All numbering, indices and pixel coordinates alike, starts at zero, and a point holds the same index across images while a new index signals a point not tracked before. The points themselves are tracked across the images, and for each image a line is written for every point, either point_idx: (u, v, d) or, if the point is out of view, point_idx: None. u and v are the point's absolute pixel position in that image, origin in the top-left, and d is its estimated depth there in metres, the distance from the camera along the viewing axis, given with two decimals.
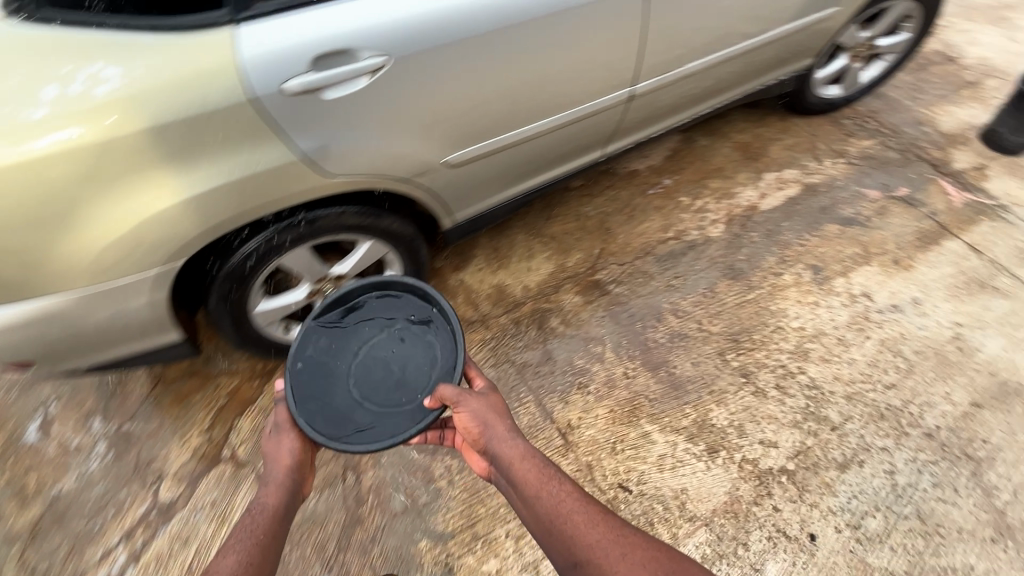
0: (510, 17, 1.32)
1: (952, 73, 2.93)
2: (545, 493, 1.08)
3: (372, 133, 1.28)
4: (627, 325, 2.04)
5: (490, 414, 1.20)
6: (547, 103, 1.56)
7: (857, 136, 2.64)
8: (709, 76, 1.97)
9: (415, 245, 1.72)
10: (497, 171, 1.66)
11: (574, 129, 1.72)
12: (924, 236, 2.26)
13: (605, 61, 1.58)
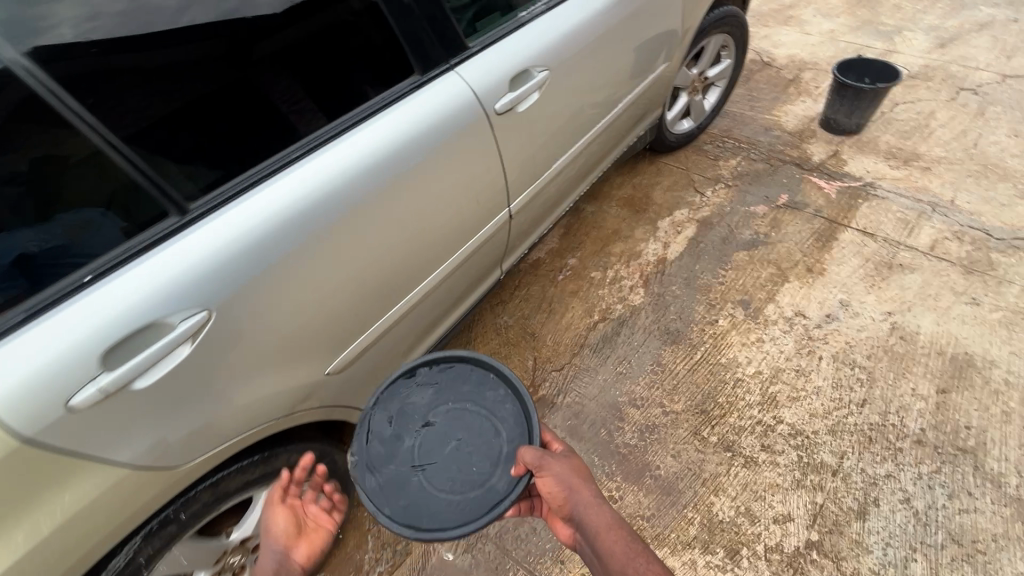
0: (353, 197, 1.14)
1: (774, 76, 3.17)
2: (633, 571, 0.95)
3: (223, 393, 1.01)
4: (592, 437, 1.83)
5: (575, 478, 1.08)
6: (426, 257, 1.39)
7: (723, 158, 2.72)
8: (577, 161, 1.93)
9: (330, 460, 1.42)
10: (395, 344, 1.45)
11: (464, 267, 1.58)
12: (821, 235, 2.31)
13: (473, 195, 1.45)
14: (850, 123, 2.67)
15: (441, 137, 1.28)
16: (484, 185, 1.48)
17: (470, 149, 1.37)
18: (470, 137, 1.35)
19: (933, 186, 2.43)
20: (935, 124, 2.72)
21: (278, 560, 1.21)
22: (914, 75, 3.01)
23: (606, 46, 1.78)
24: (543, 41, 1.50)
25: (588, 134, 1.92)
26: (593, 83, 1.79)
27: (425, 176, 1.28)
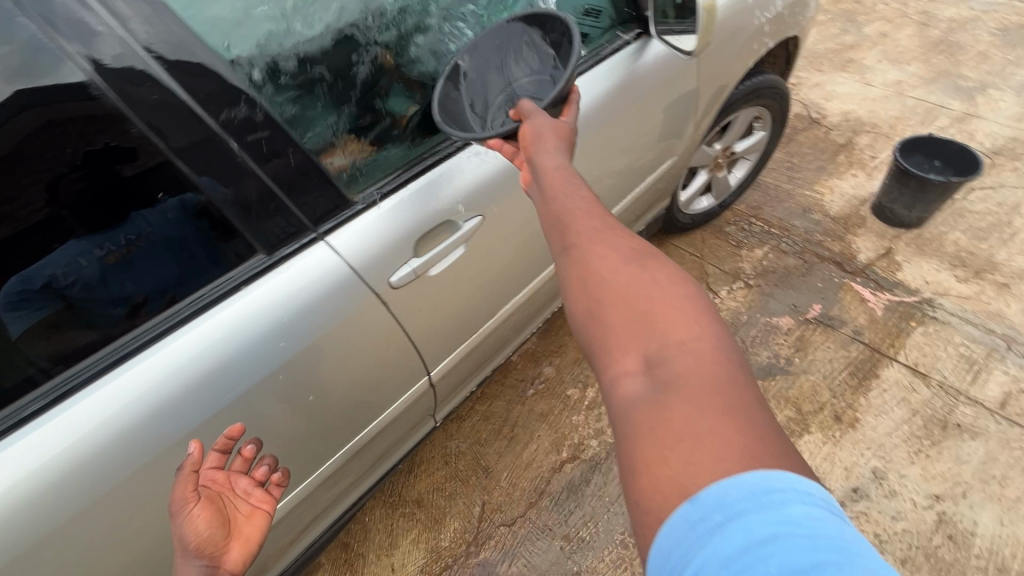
0: (183, 422, 0.88)
1: (822, 138, 2.67)
2: (570, 208, 0.81)
3: None
4: None
5: (552, 134, 0.94)
6: (309, 454, 1.13)
7: (747, 245, 2.27)
8: (544, 287, 1.59)
9: None
10: (281, 534, 1.23)
11: (382, 436, 1.31)
12: (858, 369, 1.86)
13: (378, 376, 1.14)
14: (909, 216, 2.18)
15: (321, 325, 0.98)
16: (397, 361, 1.16)
17: (371, 330, 1.05)
18: (369, 318, 1.04)
19: (1010, 312, 1.94)
20: (1020, 222, 2.19)
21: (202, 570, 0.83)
22: (997, 151, 2.46)
23: (583, 157, 1.37)
24: (473, 180, 1.11)
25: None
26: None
27: (299, 373, 0.99)
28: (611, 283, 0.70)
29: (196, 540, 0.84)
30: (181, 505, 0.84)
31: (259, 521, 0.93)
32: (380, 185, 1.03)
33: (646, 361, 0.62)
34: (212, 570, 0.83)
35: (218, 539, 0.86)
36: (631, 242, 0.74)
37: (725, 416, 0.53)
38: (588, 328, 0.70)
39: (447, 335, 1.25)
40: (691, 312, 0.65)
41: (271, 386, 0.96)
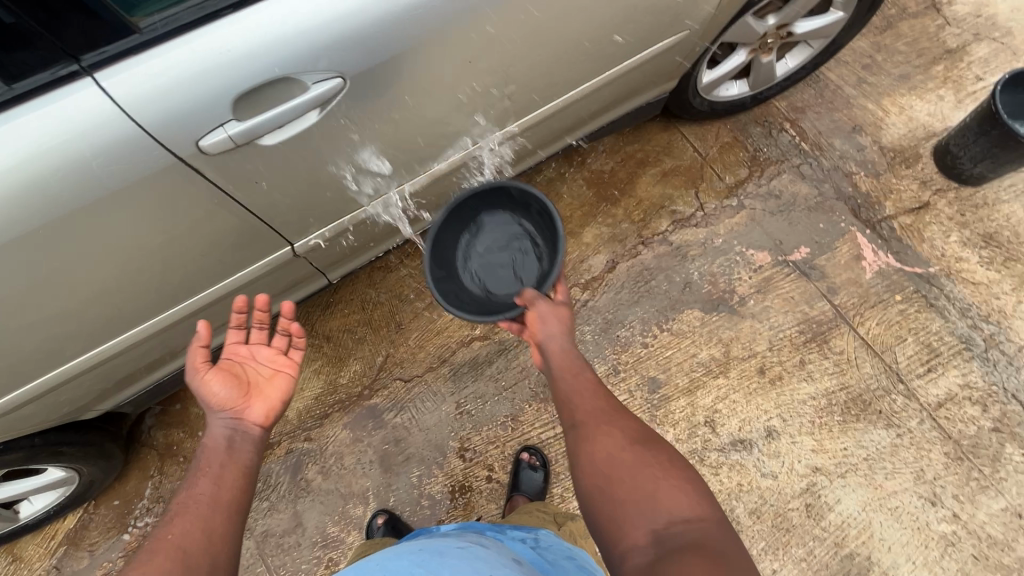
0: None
1: (929, 35, 2.05)
2: (568, 377, 0.96)
3: None
4: (399, 473, 1.63)
5: (558, 318, 1.05)
6: (131, 306, 1.07)
7: (764, 156, 1.91)
8: (465, 169, 1.38)
9: (107, 449, 1.46)
10: (132, 358, 1.26)
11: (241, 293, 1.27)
12: (810, 328, 1.70)
13: (214, 242, 1.05)
14: (971, 171, 1.77)
15: (94, 191, 0.82)
16: (233, 232, 1.05)
17: (177, 202, 0.91)
18: (173, 190, 0.88)
19: (1014, 313, 1.69)
20: None
21: (230, 425, 0.91)
22: None
23: (527, 16, 1.03)
24: (344, 29, 0.83)
25: (489, 138, 1.31)
26: (491, 76, 1.10)
27: (81, 235, 0.87)
28: (607, 462, 0.81)
29: (216, 397, 0.93)
30: (194, 373, 0.95)
31: (280, 381, 1.02)
32: (175, 12, 0.75)
33: (651, 533, 0.71)
34: (236, 420, 0.92)
35: (238, 395, 0.95)
36: (628, 424, 0.87)
37: (704, 556, 0.65)
38: (591, 491, 0.81)
39: (311, 208, 1.13)
40: (663, 471, 0.78)
41: (52, 237, 0.84)
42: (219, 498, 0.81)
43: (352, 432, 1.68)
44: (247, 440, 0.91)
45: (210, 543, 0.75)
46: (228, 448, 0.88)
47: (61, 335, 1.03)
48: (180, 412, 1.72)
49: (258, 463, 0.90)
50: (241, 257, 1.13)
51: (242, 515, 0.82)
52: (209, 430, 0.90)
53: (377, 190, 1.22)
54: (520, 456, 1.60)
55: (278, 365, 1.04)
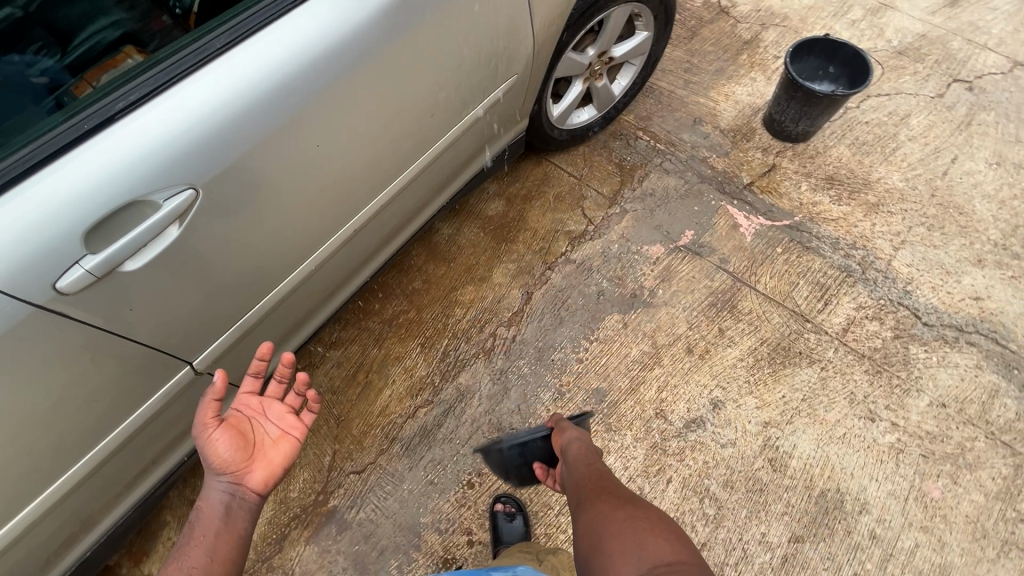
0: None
1: (728, 33, 2.41)
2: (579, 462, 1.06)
3: None
4: (377, 571, 1.54)
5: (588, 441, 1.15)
6: (18, 482, 1.00)
7: (629, 163, 2.11)
8: (351, 244, 1.42)
9: None
10: (40, 540, 1.16)
11: (145, 430, 1.22)
12: (718, 299, 1.84)
13: (96, 386, 1.02)
14: (796, 130, 2.04)
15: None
16: (123, 359, 1.03)
17: (44, 355, 0.89)
18: (37, 345, 0.87)
19: (874, 234, 1.92)
20: (905, 135, 2.10)
21: (227, 492, 0.91)
22: (901, 51, 2.29)
23: (370, 91, 1.12)
24: (192, 141, 0.88)
25: (365, 211, 1.37)
26: (346, 154, 1.18)
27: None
28: (603, 517, 0.88)
29: (219, 457, 0.93)
30: (205, 427, 0.94)
31: (285, 446, 1.01)
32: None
33: (637, 565, 0.76)
34: (235, 486, 0.92)
35: (241, 457, 0.94)
36: (625, 495, 0.93)
37: None
38: (588, 545, 0.86)
39: (199, 323, 1.13)
40: (653, 521, 0.83)
41: None
42: (211, 571, 0.83)
43: (317, 545, 1.57)
44: (243, 509, 0.91)
45: None
46: (224, 516, 0.89)
47: None
48: None
49: (251, 526, 0.91)
50: (131, 393, 1.10)
51: None
52: (212, 493, 0.91)
53: (271, 283, 1.24)
54: (494, 507, 1.56)
55: (288, 427, 1.03)
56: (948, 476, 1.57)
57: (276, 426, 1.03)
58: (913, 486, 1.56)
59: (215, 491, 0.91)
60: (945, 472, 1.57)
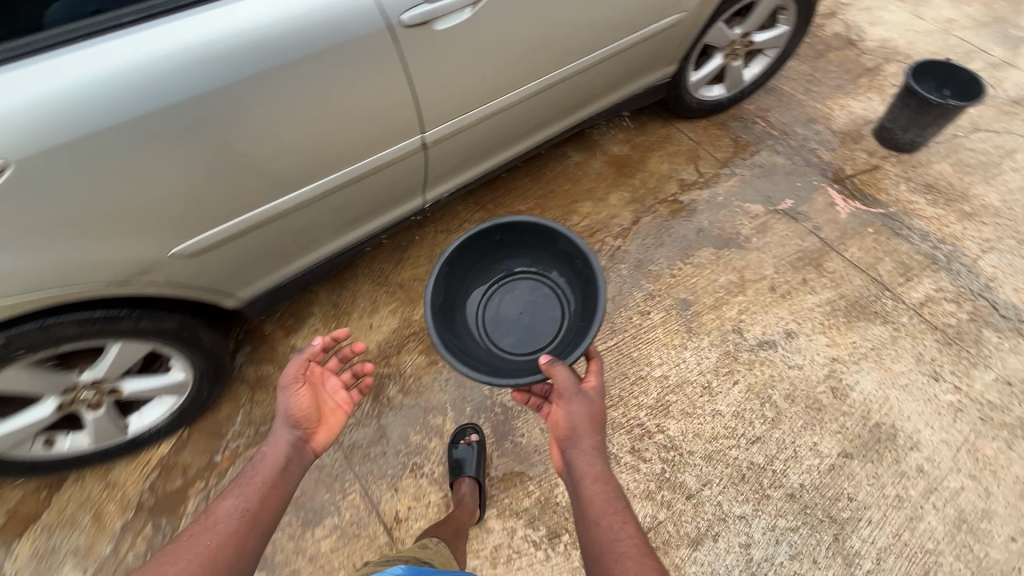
0: (131, 112, 1.02)
1: (851, 59, 2.71)
2: (605, 523, 0.96)
3: (61, 246, 1.07)
4: (473, 387, 1.83)
5: (587, 425, 1.11)
6: (250, 188, 1.26)
7: (743, 140, 2.41)
8: (537, 101, 1.68)
9: (212, 367, 1.60)
10: (255, 253, 1.41)
11: (352, 195, 1.48)
12: (807, 256, 2.07)
13: (356, 122, 1.30)
14: (904, 138, 2.28)
15: (265, 63, 1.11)
16: (385, 107, 1.32)
17: (312, 78, 1.17)
18: (309, 66, 1.15)
19: (964, 236, 2.10)
20: (1008, 166, 2.29)
21: (294, 442, 1.13)
22: (1016, 100, 2.50)
23: None
24: None
25: (533, 84, 1.60)
26: (570, 15, 1.51)
27: (237, 97, 1.11)
28: None
29: (295, 413, 1.15)
30: (293, 381, 1.17)
31: (340, 415, 1.26)
32: None
33: None
34: (299, 442, 1.14)
35: (312, 422, 1.18)
36: None
37: None
38: None
39: (433, 105, 1.40)
40: None
41: (291, 81, 1.15)
42: (258, 513, 0.98)
43: (428, 358, 1.89)
44: (298, 464, 1.12)
45: (240, 551, 0.92)
46: (281, 465, 1.07)
47: (247, 188, 1.25)
48: (270, 351, 1.91)
49: (297, 482, 1.09)
50: (372, 146, 1.38)
51: (268, 532, 0.99)
52: (280, 438, 1.12)
53: (483, 99, 1.51)
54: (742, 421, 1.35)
55: (343, 401, 1.29)
56: (1003, 440, 1.69)
57: (334, 398, 1.28)
58: (967, 440, 1.69)
59: (282, 440, 1.11)
60: (1001, 437, 1.69)
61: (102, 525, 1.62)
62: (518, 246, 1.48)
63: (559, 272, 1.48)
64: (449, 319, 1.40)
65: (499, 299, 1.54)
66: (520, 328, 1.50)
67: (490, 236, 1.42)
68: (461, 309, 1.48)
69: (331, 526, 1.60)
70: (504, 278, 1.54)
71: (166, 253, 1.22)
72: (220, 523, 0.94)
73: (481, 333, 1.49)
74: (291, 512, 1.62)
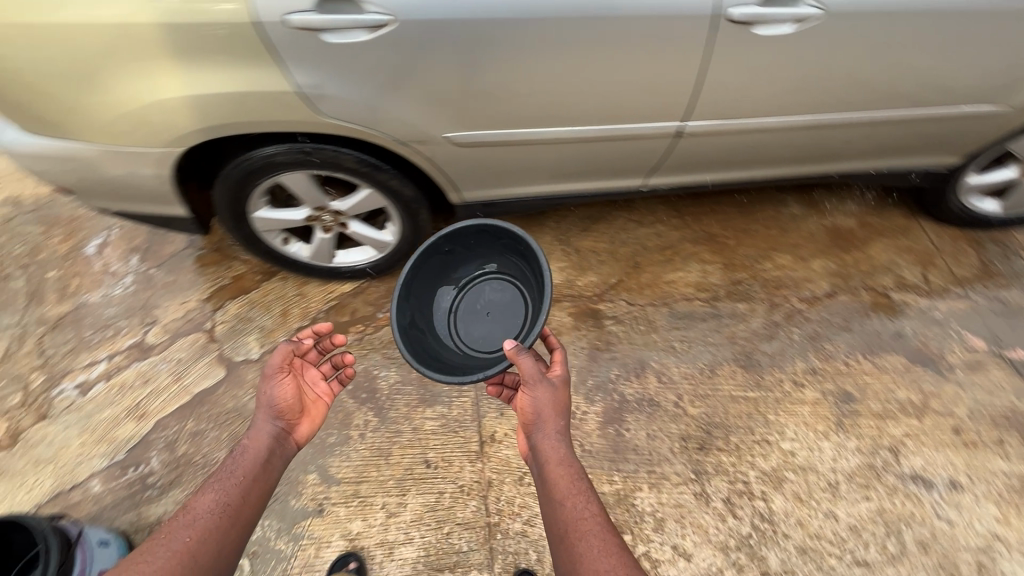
0: (486, 12, 1.21)
1: None
2: (570, 501, 1.10)
3: (385, 96, 1.32)
4: (602, 365, 1.89)
5: (552, 412, 1.23)
6: (528, 112, 1.41)
7: (995, 268, 2.11)
8: (797, 136, 1.65)
9: (413, 241, 1.88)
10: (497, 166, 1.59)
11: (595, 154, 1.58)
12: (1016, 419, 1.78)
13: (639, 91, 1.39)
14: None
15: (601, 12, 1.23)
16: (670, 87, 1.39)
17: (628, 38, 1.28)
18: (632, 27, 1.26)
19: None
20: None
21: (276, 432, 1.26)
22: None
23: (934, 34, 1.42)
24: None
25: (805, 117, 1.58)
26: (879, 65, 1.46)
27: (564, 31, 1.25)
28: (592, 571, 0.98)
29: (279, 406, 1.29)
30: (278, 374, 1.32)
31: (320, 405, 1.41)
32: None
33: None
34: (281, 432, 1.27)
35: (293, 413, 1.31)
36: (617, 548, 1.02)
37: None
38: None
39: (708, 101, 1.45)
40: None
41: (612, 34, 1.27)
42: (239, 507, 1.11)
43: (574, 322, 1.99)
44: (281, 454, 1.25)
45: (222, 545, 1.05)
46: (264, 455, 1.21)
47: (527, 112, 1.41)
48: None
49: (279, 471, 1.23)
50: (639, 118, 1.46)
51: (249, 523, 1.12)
52: (263, 429, 1.25)
53: (753, 113, 1.52)
54: None
55: (322, 393, 1.43)
56: None
57: (314, 389, 1.42)
58: None
59: (264, 430, 1.24)
60: None
61: (283, 320, 1.99)
62: (469, 253, 1.55)
63: (498, 263, 1.55)
64: (424, 346, 1.43)
65: (466, 304, 1.57)
66: (488, 327, 1.53)
67: (436, 250, 1.49)
68: (432, 327, 1.51)
69: (440, 413, 1.80)
70: (463, 288, 1.58)
71: (443, 135, 1.44)
72: (199, 518, 1.06)
73: (457, 343, 1.52)
74: (414, 386, 1.84)
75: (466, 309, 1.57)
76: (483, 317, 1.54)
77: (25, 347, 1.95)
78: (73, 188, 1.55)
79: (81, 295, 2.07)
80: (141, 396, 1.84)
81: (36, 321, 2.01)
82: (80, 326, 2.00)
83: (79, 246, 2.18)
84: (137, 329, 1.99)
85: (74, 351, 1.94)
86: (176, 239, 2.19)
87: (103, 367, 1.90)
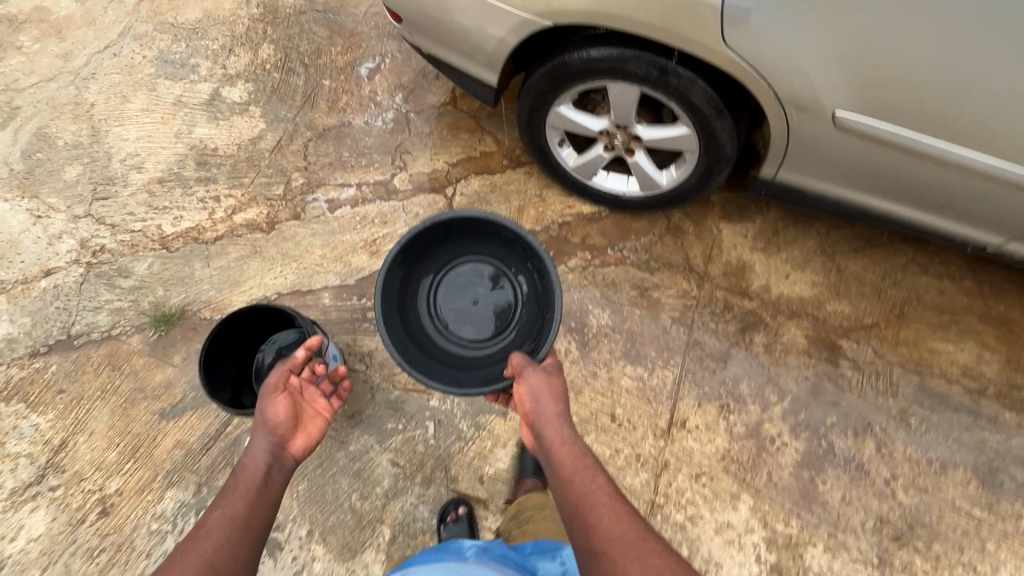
0: None
1: None
2: (579, 480, 1.04)
3: (805, 43, 1.17)
4: (821, 406, 1.72)
5: (548, 393, 1.17)
6: (947, 118, 1.19)
7: None
8: None
9: (685, 196, 1.71)
10: (851, 161, 1.37)
11: (978, 190, 1.32)
12: None
13: None
14: None
15: None
16: None
17: None
18: None
19: None
20: None
21: (274, 448, 1.19)
22: None
23: None
24: None
25: None
26: None
27: None
28: (610, 542, 0.93)
29: (276, 420, 1.24)
30: (273, 390, 1.29)
31: (320, 421, 1.34)
32: None
33: None
34: (277, 445, 1.20)
35: (288, 426, 1.25)
36: (635, 522, 0.96)
37: None
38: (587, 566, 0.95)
39: None
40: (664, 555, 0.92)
41: None
42: (245, 520, 1.03)
43: (808, 346, 1.78)
44: (283, 467, 1.18)
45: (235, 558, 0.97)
46: (265, 468, 1.14)
47: (946, 116, 1.19)
48: (703, 212, 1.92)
49: (281, 484, 1.15)
50: None
51: (262, 535, 1.04)
52: (259, 445, 1.18)
53: None
54: None
55: (322, 409, 1.37)
56: None
57: (313, 407, 1.37)
58: None
59: (260, 447, 1.17)
60: None
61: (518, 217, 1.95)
62: (470, 238, 1.41)
63: (493, 249, 1.42)
64: (402, 325, 1.37)
65: (455, 286, 1.47)
66: (469, 311, 1.47)
67: (432, 230, 1.33)
68: (408, 300, 1.43)
69: (640, 374, 1.75)
70: (450, 267, 1.46)
71: (830, 107, 1.26)
72: (210, 533, 0.99)
73: (437, 320, 1.46)
74: (623, 338, 1.78)
75: (453, 294, 1.47)
76: (466, 301, 1.47)
77: (294, 145, 2.07)
78: (410, 17, 1.49)
79: (346, 114, 2.12)
80: (377, 235, 1.93)
81: (306, 124, 2.11)
82: (340, 144, 2.07)
83: (354, 63, 2.19)
84: (386, 168, 2.03)
85: (331, 166, 2.04)
86: (440, 89, 2.13)
87: (352, 193, 1.99)
